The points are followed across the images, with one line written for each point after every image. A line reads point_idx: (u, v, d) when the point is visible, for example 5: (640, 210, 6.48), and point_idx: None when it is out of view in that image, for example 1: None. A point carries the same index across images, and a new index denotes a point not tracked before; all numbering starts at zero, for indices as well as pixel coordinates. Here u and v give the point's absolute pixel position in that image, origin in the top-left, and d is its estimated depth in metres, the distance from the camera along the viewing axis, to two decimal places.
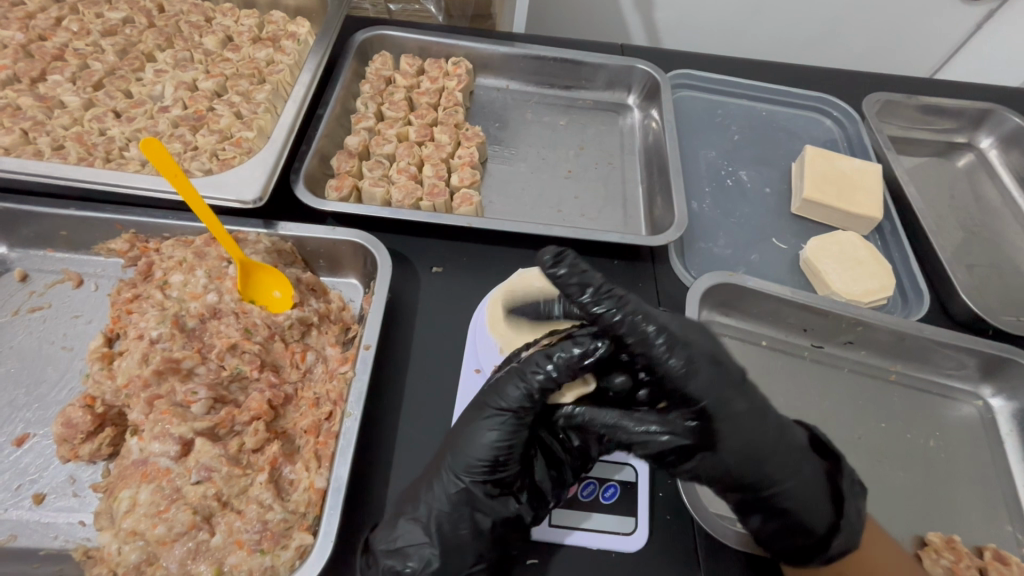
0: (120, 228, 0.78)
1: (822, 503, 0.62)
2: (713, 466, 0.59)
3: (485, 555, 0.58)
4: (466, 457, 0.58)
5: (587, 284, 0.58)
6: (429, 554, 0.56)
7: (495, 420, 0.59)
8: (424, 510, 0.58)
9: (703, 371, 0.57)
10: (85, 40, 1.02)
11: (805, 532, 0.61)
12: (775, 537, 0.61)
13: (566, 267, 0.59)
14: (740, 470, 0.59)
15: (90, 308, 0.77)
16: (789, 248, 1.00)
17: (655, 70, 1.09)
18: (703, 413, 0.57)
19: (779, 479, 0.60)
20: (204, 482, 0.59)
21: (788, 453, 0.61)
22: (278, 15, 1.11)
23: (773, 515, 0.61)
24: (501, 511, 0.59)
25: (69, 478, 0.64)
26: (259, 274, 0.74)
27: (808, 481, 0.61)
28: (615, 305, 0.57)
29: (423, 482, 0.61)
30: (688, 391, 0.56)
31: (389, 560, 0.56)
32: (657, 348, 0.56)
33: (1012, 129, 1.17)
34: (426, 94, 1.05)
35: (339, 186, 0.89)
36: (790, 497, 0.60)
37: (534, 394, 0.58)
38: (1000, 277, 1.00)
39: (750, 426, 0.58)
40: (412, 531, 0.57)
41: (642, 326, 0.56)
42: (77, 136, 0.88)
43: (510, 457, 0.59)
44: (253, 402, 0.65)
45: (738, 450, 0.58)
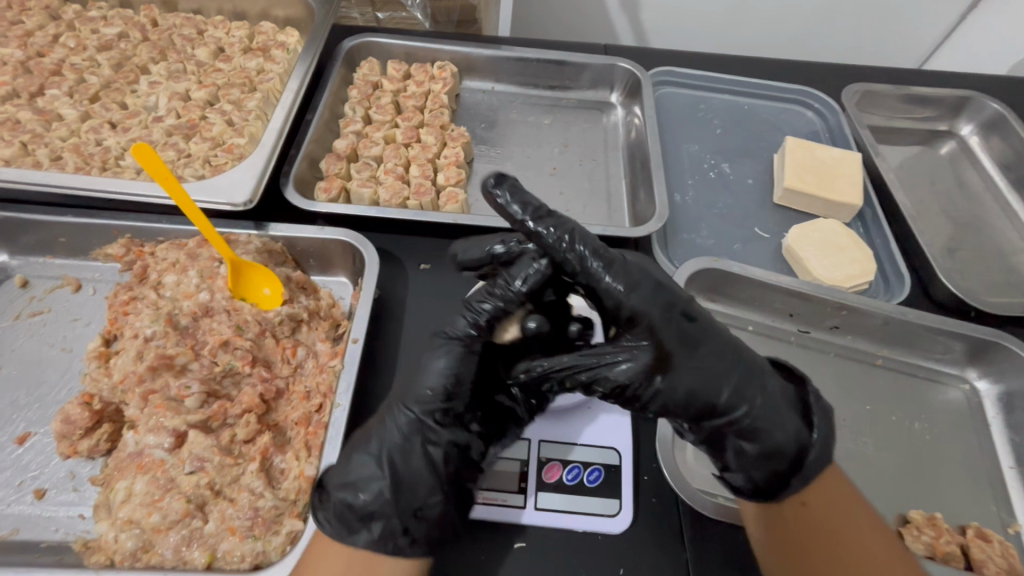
0: (116, 234, 0.80)
1: (788, 421, 0.62)
2: (676, 387, 0.58)
3: (440, 488, 0.58)
4: (419, 388, 0.61)
5: (530, 203, 0.59)
6: (381, 486, 0.57)
7: (448, 350, 0.61)
8: (378, 442, 0.59)
9: (644, 288, 0.58)
10: (82, 55, 1.05)
11: (780, 457, 0.61)
12: (746, 462, 0.62)
13: (508, 188, 0.58)
14: (694, 390, 0.59)
15: (88, 311, 0.79)
16: (771, 237, 1.02)
17: (636, 68, 1.11)
18: (648, 327, 0.58)
19: (742, 396, 0.60)
20: (198, 472, 0.61)
21: (752, 376, 0.61)
22: (267, 26, 1.14)
23: (742, 441, 0.61)
24: (453, 439, 0.60)
25: (69, 473, 0.66)
26: (250, 273, 0.77)
27: (778, 401, 0.63)
28: (552, 225, 0.58)
29: (376, 420, 0.62)
30: (629, 306, 0.57)
31: (342, 493, 0.57)
32: (594, 266, 0.57)
33: (992, 116, 1.18)
34: (412, 97, 1.08)
35: (328, 188, 0.92)
36: (761, 419, 0.61)
37: (482, 323, 0.59)
38: (982, 260, 1.01)
39: (699, 344, 0.60)
40: (367, 467, 0.58)
41: (575, 247, 0.57)
42: (75, 147, 0.91)
43: (461, 385, 0.61)
44: (245, 396, 0.67)
45: (693, 371, 0.59)
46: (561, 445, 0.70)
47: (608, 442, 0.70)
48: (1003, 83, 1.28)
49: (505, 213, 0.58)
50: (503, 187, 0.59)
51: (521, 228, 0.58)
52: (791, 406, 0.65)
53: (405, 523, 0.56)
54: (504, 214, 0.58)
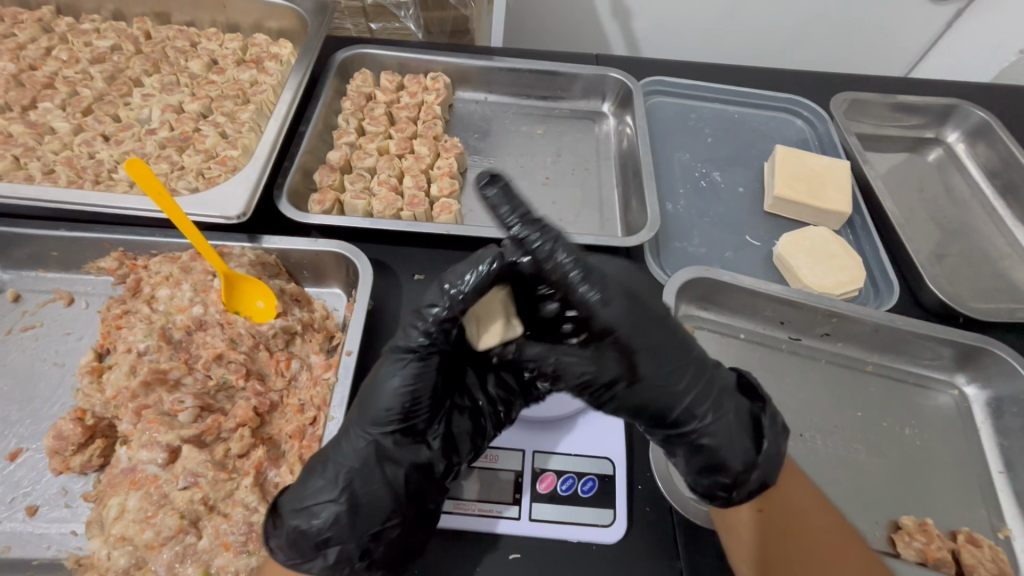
0: (108, 247, 0.80)
1: (743, 439, 0.61)
2: (633, 396, 0.58)
3: (398, 511, 0.57)
4: (372, 409, 0.56)
5: (518, 203, 0.51)
6: (336, 512, 0.55)
7: (400, 364, 0.56)
8: (332, 467, 0.57)
9: (618, 302, 0.54)
10: (74, 68, 1.05)
11: (727, 475, 0.60)
12: (700, 475, 0.61)
13: (499, 184, 0.50)
14: (658, 398, 0.58)
15: (80, 325, 0.79)
16: (762, 245, 1.03)
17: (627, 78, 1.13)
18: (617, 342, 0.55)
19: (699, 412, 0.59)
20: (191, 487, 0.60)
21: (708, 393, 0.59)
22: (261, 38, 1.15)
23: (693, 453, 0.60)
24: (414, 460, 0.58)
25: (61, 489, 0.66)
26: (243, 285, 0.77)
27: (737, 419, 0.61)
28: (538, 232, 0.51)
29: (331, 442, 0.59)
30: (601, 321, 0.54)
31: (296, 520, 0.55)
32: (573, 279, 0.52)
33: (978, 123, 1.20)
34: (405, 108, 1.09)
35: (322, 199, 0.92)
36: (708, 435, 0.59)
37: (442, 334, 0.55)
38: (969, 266, 1.03)
39: (664, 357, 0.57)
40: (319, 491, 0.56)
41: (559, 260, 0.51)
42: (68, 160, 0.91)
43: (418, 406, 0.57)
44: (239, 410, 0.67)
45: (653, 384, 0.57)
46: (555, 455, 0.70)
47: (601, 452, 0.71)
48: (988, 90, 1.31)
49: (492, 209, 0.51)
50: (493, 182, 0.50)
51: (505, 230, 0.51)
52: (749, 426, 0.62)
53: (363, 546, 0.56)
54: (492, 211, 0.51)
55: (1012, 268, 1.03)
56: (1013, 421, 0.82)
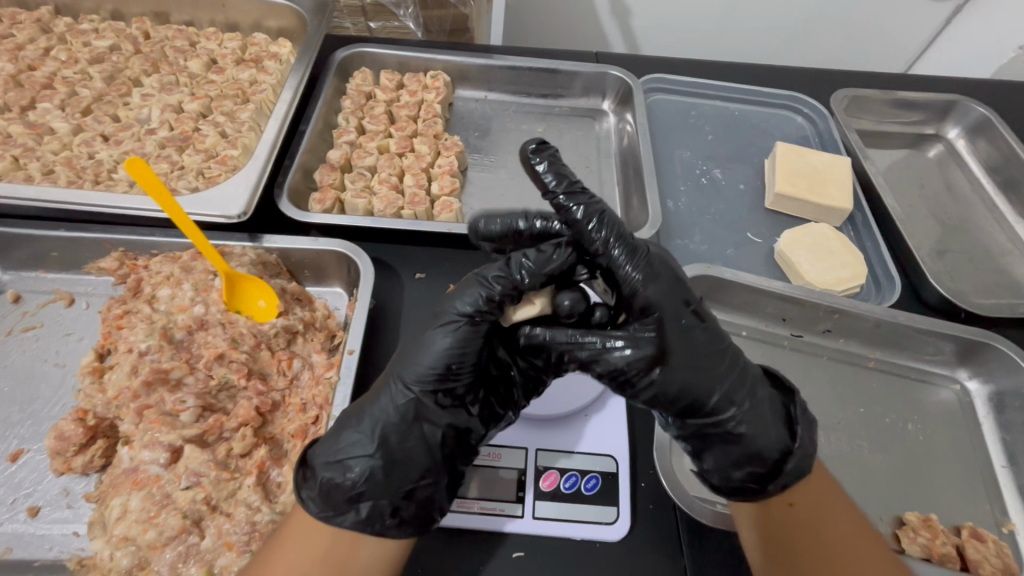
0: (109, 247, 0.80)
1: (775, 430, 0.61)
2: (672, 383, 0.57)
3: (432, 470, 0.56)
4: (417, 366, 0.56)
5: (564, 175, 0.58)
6: (371, 466, 0.55)
7: (450, 326, 0.55)
8: (369, 422, 0.57)
9: (662, 280, 0.56)
10: (73, 68, 1.05)
11: (760, 461, 0.60)
12: (733, 465, 0.61)
13: (547, 155, 0.59)
14: (694, 382, 0.57)
15: (81, 326, 0.79)
16: (764, 242, 1.03)
17: (628, 75, 1.12)
18: (659, 321, 0.55)
19: (735, 400, 0.59)
20: (194, 487, 0.60)
21: (745, 380, 0.60)
22: (260, 38, 1.15)
23: (726, 441, 0.60)
24: (453, 421, 0.57)
25: (63, 490, 0.65)
26: (244, 285, 0.76)
27: (770, 408, 0.61)
28: (581, 201, 0.56)
29: (370, 396, 0.59)
30: (645, 297, 0.55)
31: (328, 472, 0.55)
32: (616, 254, 0.55)
33: (978, 119, 1.20)
34: (405, 107, 1.08)
35: (322, 199, 0.92)
36: (745, 422, 0.59)
37: (495, 300, 0.54)
38: (970, 262, 1.03)
39: (703, 343, 0.58)
40: (354, 445, 0.56)
41: (601, 230, 0.55)
42: (67, 160, 0.91)
43: (463, 365, 0.56)
44: (241, 410, 0.67)
45: (691, 367, 0.57)
46: (558, 453, 0.70)
47: (604, 450, 0.70)
48: (987, 86, 1.31)
49: (537, 179, 0.58)
50: (541, 156, 0.59)
51: (549, 198, 0.57)
52: (785, 417, 0.63)
53: (394, 505, 0.55)
54: (537, 180, 0.58)
55: (1013, 263, 1.03)
56: (1016, 416, 0.82)
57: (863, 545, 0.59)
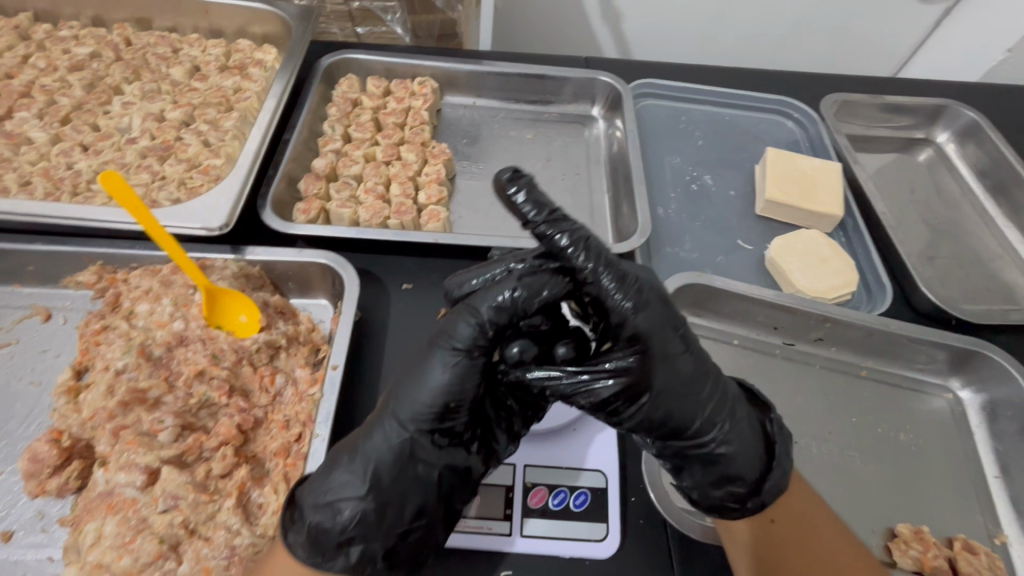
0: (87, 261, 0.78)
1: (756, 453, 0.60)
2: (657, 410, 0.55)
3: (428, 512, 0.56)
4: (413, 405, 0.54)
5: (544, 204, 0.55)
6: (362, 509, 0.54)
7: (449, 360, 0.54)
8: (361, 461, 0.55)
9: (652, 309, 0.54)
10: (52, 76, 1.03)
11: (739, 483, 0.59)
12: (714, 488, 0.60)
13: (524, 182, 0.55)
14: (676, 409, 0.56)
15: (58, 342, 0.77)
16: (754, 249, 1.02)
17: (617, 81, 1.11)
18: (643, 351, 0.54)
19: (717, 424, 0.57)
20: (171, 510, 0.59)
21: (727, 402, 0.58)
22: (244, 44, 1.13)
23: (707, 464, 0.59)
24: (451, 461, 0.57)
25: (37, 514, 0.63)
26: (225, 299, 0.75)
27: (750, 427, 0.60)
28: (565, 229, 0.55)
29: (362, 432, 0.57)
30: (633, 327, 0.54)
31: (317, 515, 0.54)
32: (606, 282, 0.54)
33: (968, 124, 1.20)
34: (392, 114, 1.07)
35: (307, 208, 0.90)
36: (727, 444, 0.58)
37: (489, 329, 0.54)
38: (961, 267, 1.02)
39: (690, 369, 0.56)
40: (344, 486, 0.55)
41: (588, 257, 0.54)
42: (44, 171, 0.89)
43: (461, 403, 0.55)
44: (222, 428, 0.65)
45: (678, 396, 0.55)
46: (546, 469, 0.69)
47: (593, 465, 0.69)
48: (977, 90, 1.31)
49: (516, 210, 0.55)
50: (518, 185, 0.55)
51: (530, 228, 0.55)
52: (763, 436, 0.63)
53: (387, 547, 0.55)
54: (515, 211, 0.55)
55: (1004, 269, 1.03)
56: (1007, 425, 0.82)
57: (851, 566, 0.60)
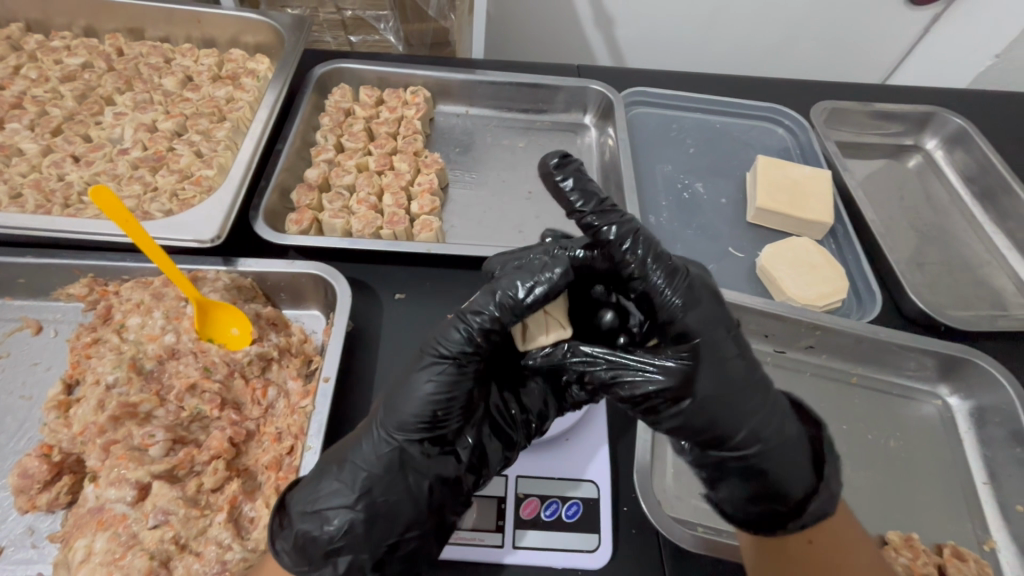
0: (78, 273, 0.78)
1: (802, 469, 0.59)
2: (702, 412, 0.55)
3: (418, 522, 0.56)
4: (400, 414, 0.55)
5: (591, 196, 0.59)
6: (351, 519, 0.54)
7: (435, 370, 0.55)
8: (349, 472, 0.56)
9: (701, 307, 0.55)
10: (44, 87, 1.03)
11: (778, 499, 0.59)
12: (751, 502, 0.60)
13: (570, 172, 0.61)
14: (724, 414, 0.55)
15: (48, 355, 0.77)
16: (746, 257, 1.03)
17: (609, 90, 1.12)
18: (694, 351, 0.54)
19: (766, 435, 0.57)
20: (162, 526, 0.59)
21: (778, 411, 0.59)
22: (237, 53, 1.13)
23: (750, 475, 0.58)
24: (440, 470, 0.57)
25: (27, 529, 0.63)
26: (217, 312, 0.75)
27: (795, 445, 0.60)
28: (610, 218, 0.57)
29: (350, 444, 0.58)
30: (683, 323, 0.54)
31: (306, 523, 0.55)
32: (656, 276, 0.55)
33: (955, 131, 1.21)
34: (384, 123, 1.07)
35: (299, 219, 0.90)
36: (772, 459, 0.58)
37: (476, 337, 0.55)
38: (950, 274, 1.03)
39: (738, 373, 0.56)
40: (333, 494, 0.55)
41: (635, 249, 0.56)
42: (36, 183, 0.89)
43: (449, 412, 0.56)
44: (213, 441, 0.65)
45: (726, 401, 0.55)
46: (538, 479, 0.69)
47: (585, 475, 0.70)
48: (964, 97, 1.32)
49: (563, 197, 0.60)
50: (565, 173, 0.60)
51: (575, 217, 0.59)
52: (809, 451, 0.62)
53: (377, 559, 0.55)
54: (562, 198, 0.60)
55: (992, 275, 1.04)
56: (995, 431, 0.82)
57: None
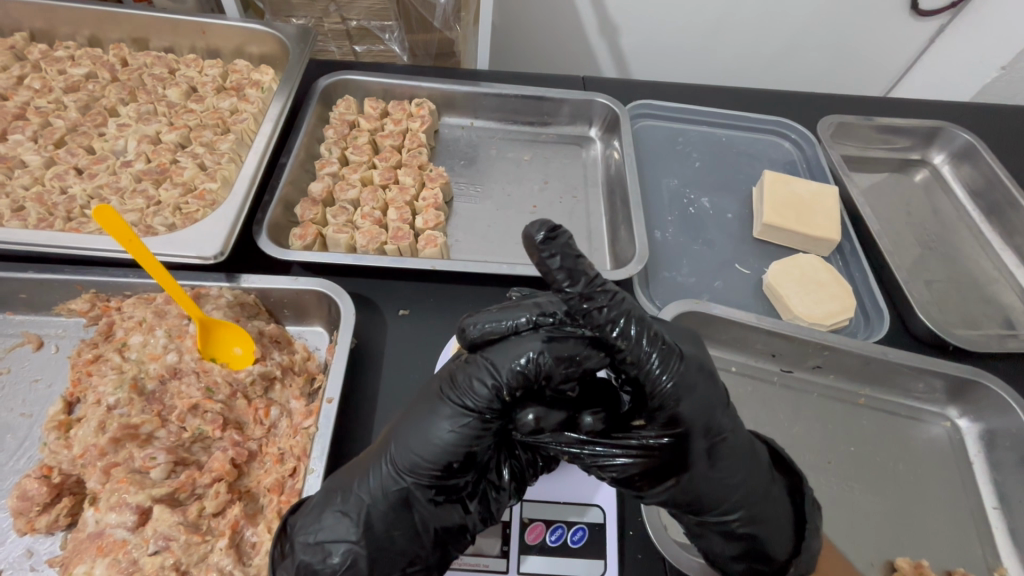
0: (79, 289, 0.77)
1: (786, 533, 0.60)
2: (687, 490, 0.55)
3: (421, 558, 0.56)
4: (412, 455, 0.55)
5: (579, 274, 0.49)
6: (355, 553, 0.55)
7: (456, 421, 0.54)
8: (353, 503, 0.56)
9: (695, 391, 0.52)
10: (47, 98, 1.03)
11: (764, 559, 0.59)
12: (738, 560, 0.60)
13: (558, 248, 0.48)
14: (711, 492, 0.55)
15: (49, 372, 0.76)
16: (752, 272, 1.02)
17: (615, 103, 1.11)
18: (684, 435, 0.52)
19: (749, 505, 0.57)
20: (162, 552, 0.58)
21: (756, 475, 0.57)
22: (241, 64, 1.12)
23: (730, 539, 0.59)
24: (447, 519, 0.57)
25: (26, 552, 0.62)
26: (220, 330, 0.74)
27: (780, 505, 0.59)
28: (601, 303, 0.50)
29: (357, 472, 0.58)
30: (677, 411, 0.51)
31: (307, 553, 0.55)
32: (650, 363, 0.50)
33: (963, 145, 1.20)
34: (389, 136, 1.07)
35: (303, 234, 0.90)
36: (754, 525, 0.58)
37: (505, 393, 0.53)
38: (958, 292, 1.02)
39: (727, 451, 0.55)
40: (333, 528, 0.56)
41: (629, 332, 0.51)
42: (38, 196, 0.88)
43: (463, 463, 0.55)
44: (215, 463, 0.65)
45: (711, 481, 0.55)
46: (543, 503, 0.68)
47: (591, 499, 0.69)
48: (972, 110, 1.31)
49: (547, 276, 0.50)
50: (551, 248, 0.48)
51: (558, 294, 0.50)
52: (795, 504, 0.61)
53: None
54: (547, 276, 0.50)
55: (1000, 292, 1.03)
56: (1006, 455, 0.81)
57: None
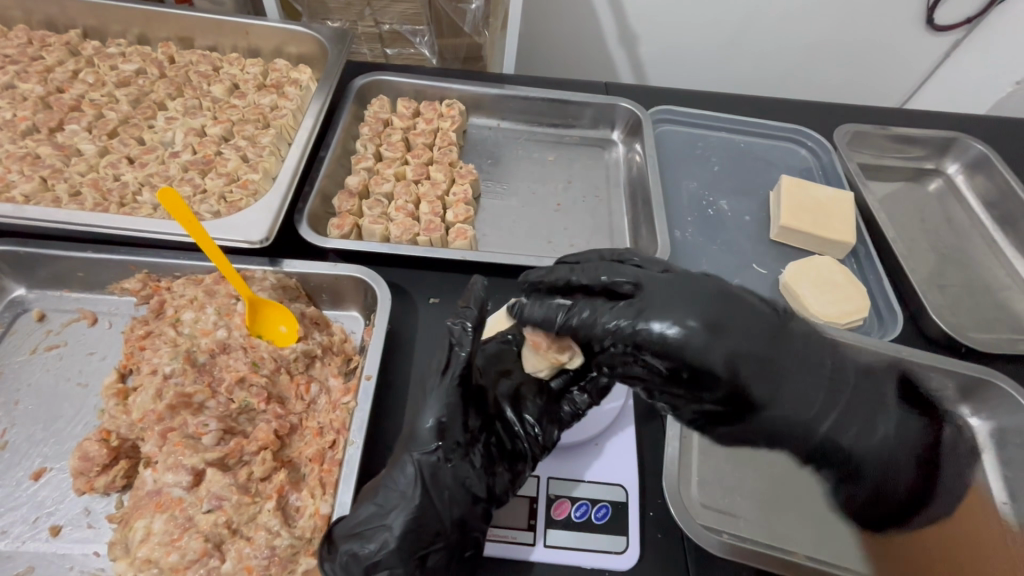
0: (133, 269, 0.82)
1: (909, 473, 0.75)
2: (844, 443, 0.69)
3: (443, 533, 0.59)
4: (411, 433, 0.63)
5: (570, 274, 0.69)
6: (388, 536, 0.58)
7: (437, 391, 0.64)
8: (382, 493, 0.60)
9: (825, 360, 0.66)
10: (100, 91, 1.09)
11: (884, 499, 0.74)
12: (871, 503, 0.74)
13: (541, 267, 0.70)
14: (858, 444, 0.70)
15: (103, 345, 0.81)
16: (768, 273, 1.06)
17: (638, 108, 1.16)
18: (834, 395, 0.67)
19: (882, 454, 0.72)
20: (215, 510, 0.62)
21: (890, 430, 0.73)
22: (281, 63, 1.18)
23: (859, 484, 0.73)
24: (459, 480, 0.61)
25: (84, 510, 0.67)
26: (266, 310, 0.79)
27: (899, 454, 0.74)
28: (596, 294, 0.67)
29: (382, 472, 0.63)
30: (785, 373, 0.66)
31: (348, 543, 0.58)
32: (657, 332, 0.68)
33: (976, 156, 1.23)
34: (421, 134, 1.12)
35: (341, 224, 0.94)
36: (880, 470, 0.73)
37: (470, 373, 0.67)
38: (971, 297, 1.05)
39: (862, 405, 0.71)
40: (369, 517, 0.59)
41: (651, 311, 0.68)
42: (94, 182, 0.94)
43: (451, 423, 0.63)
44: (260, 433, 0.69)
45: (857, 433, 0.70)
46: (567, 481, 0.72)
47: (615, 479, 0.73)
48: (985, 122, 1.34)
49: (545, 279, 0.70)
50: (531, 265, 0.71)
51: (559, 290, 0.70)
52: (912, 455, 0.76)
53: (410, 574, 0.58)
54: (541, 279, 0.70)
55: (1011, 299, 1.06)
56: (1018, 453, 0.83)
57: None
